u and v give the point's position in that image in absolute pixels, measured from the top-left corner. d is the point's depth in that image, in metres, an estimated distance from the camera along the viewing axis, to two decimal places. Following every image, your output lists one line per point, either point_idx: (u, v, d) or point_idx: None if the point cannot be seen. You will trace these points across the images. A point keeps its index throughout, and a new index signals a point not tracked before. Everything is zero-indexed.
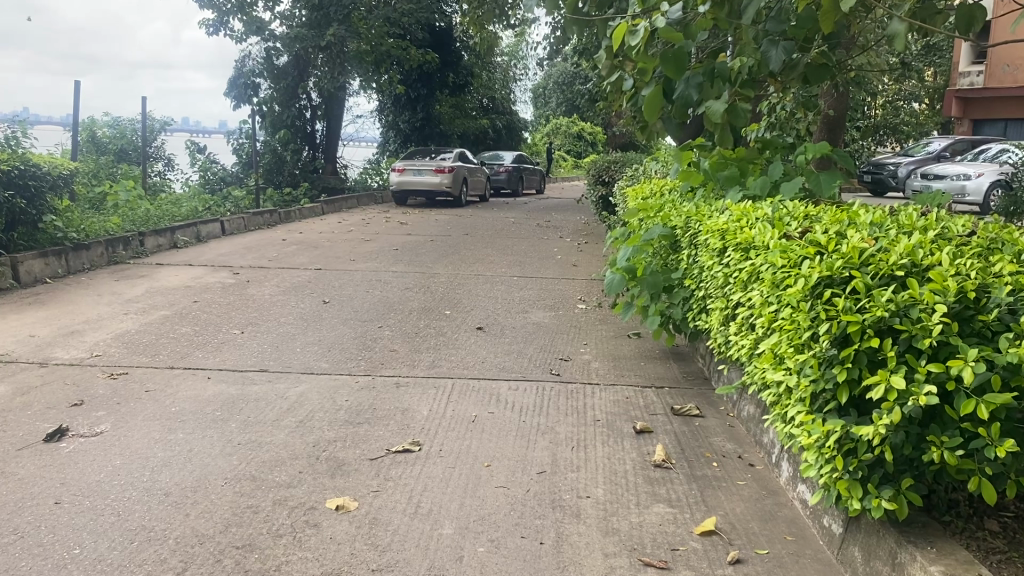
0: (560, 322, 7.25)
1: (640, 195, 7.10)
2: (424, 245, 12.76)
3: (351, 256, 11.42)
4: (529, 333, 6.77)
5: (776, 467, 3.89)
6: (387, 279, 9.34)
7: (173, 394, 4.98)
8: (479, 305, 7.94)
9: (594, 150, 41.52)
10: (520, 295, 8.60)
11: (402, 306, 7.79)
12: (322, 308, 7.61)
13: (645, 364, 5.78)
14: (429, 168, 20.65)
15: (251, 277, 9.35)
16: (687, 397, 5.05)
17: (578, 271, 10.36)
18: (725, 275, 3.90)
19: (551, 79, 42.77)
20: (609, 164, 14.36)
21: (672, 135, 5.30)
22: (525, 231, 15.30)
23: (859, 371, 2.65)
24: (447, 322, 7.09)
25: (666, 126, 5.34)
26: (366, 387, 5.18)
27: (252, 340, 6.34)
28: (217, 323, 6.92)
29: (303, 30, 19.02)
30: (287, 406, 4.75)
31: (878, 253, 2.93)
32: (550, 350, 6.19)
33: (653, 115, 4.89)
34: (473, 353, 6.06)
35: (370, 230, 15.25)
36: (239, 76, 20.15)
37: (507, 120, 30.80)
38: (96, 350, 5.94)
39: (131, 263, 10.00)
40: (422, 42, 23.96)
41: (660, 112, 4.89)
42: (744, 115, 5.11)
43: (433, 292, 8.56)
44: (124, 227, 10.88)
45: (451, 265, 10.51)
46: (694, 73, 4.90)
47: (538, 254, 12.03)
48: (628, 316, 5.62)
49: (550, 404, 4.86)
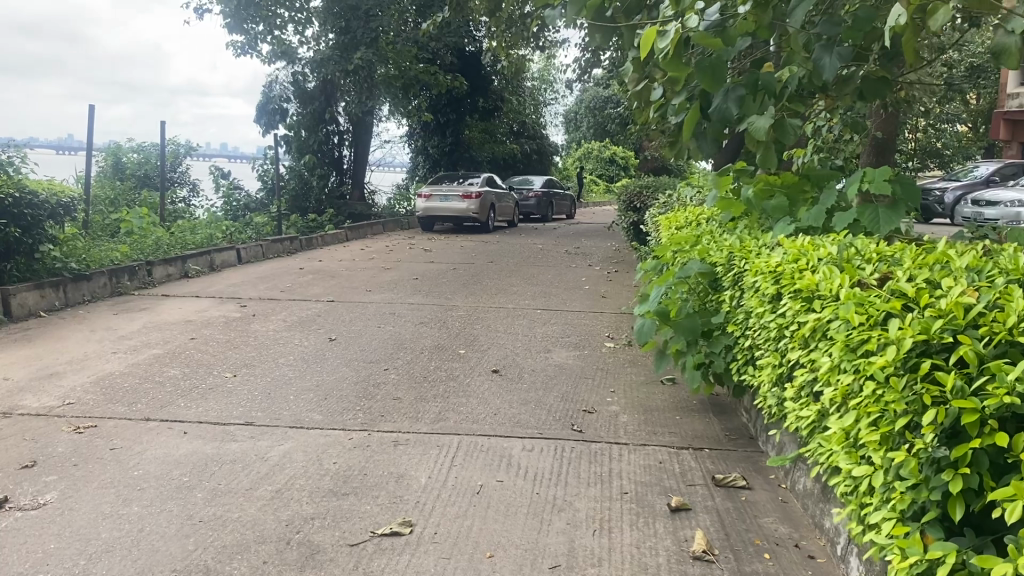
0: (585, 364, 6.57)
1: (673, 225, 6.44)
2: (446, 274, 12.18)
3: (367, 285, 10.85)
4: (549, 377, 6.10)
5: (842, 563, 3.18)
6: (402, 312, 8.73)
7: (139, 453, 4.37)
8: (496, 343, 7.29)
9: (626, 174, 40.85)
10: (543, 331, 7.93)
11: (415, 344, 7.16)
12: (327, 346, 7.01)
13: (679, 420, 5.10)
14: (455, 194, 20.14)
15: (258, 310, 8.80)
16: (729, 463, 4.37)
17: (607, 304, 9.68)
18: (780, 326, 3.22)
19: (582, 104, 42.27)
20: (641, 189, 13.70)
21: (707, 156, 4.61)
22: (553, 258, 14.66)
23: (979, 477, 1.97)
24: (461, 363, 6.44)
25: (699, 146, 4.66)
26: (359, 446, 4.53)
27: (242, 385, 5.73)
28: (210, 364, 6.35)
29: (328, 53, 18.59)
30: (265, 471, 4.12)
31: (990, 311, 2.25)
32: (571, 399, 5.51)
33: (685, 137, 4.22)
34: (486, 402, 5.39)
35: (393, 257, 14.72)
36: (268, 101, 19.87)
37: (537, 145, 30.26)
38: (69, 397, 5.38)
39: (135, 294, 9.53)
40: (451, 66, 23.57)
41: (694, 132, 4.20)
42: (792, 131, 4.40)
43: (449, 328, 7.92)
44: (132, 256, 10.45)
45: (471, 297, 9.88)
46: (735, 85, 4.22)
47: (565, 284, 11.36)
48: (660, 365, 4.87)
49: (571, 469, 4.19)
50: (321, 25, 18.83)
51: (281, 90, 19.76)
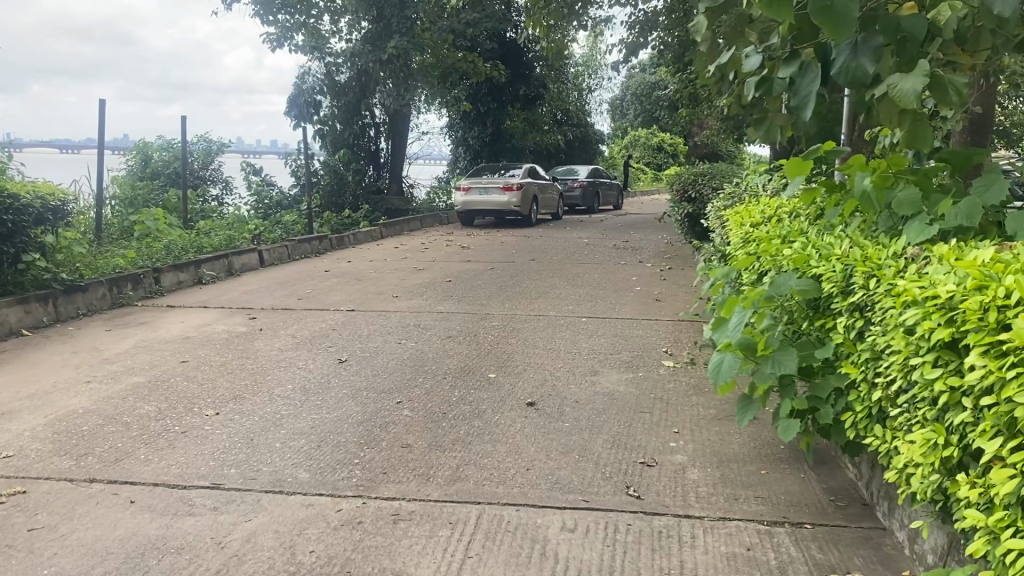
0: (640, 392, 5.43)
1: (746, 223, 5.33)
2: (482, 275, 11.13)
3: (394, 290, 9.84)
4: (596, 411, 4.98)
5: None
6: (428, 324, 7.67)
7: (62, 537, 3.36)
8: (534, 364, 6.17)
9: (675, 162, 39.57)
10: (589, 346, 6.79)
11: (439, 365, 6.10)
12: (337, 370, 5.98)
13: (766, 477, 3.95)
14: (495, 186, 19.05)
15: (268, 323, 7.82)
16: (844, 550, 3.21)
17: (662, 309, 8.51)
18: (955, 379, 2.18)
19: (629, 91, 41.04)
20: (696, 176, 12.45)
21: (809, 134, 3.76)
22: (599, 254, 13.52)
23: None
24: (490, 392, 5.35)
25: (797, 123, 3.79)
26: (347, 524, 3.47)
27: (223, 428, 4.71)
28: (193, 397, 5.36)
29: (361, 45, 17.67)
30: (216, 570, 3.09)
31: None
32: (624, 445, 4.39)
33: (802, 120, 3.16)
34: (517, 452, 4.29)
35: (427, 256, 13.73)
36: (298, 94, 18.52)
37: (581, 133, 29.02)
38: (10, 447, 4.42)
39: (137, 306, 8.65)
40: (491, 53, 22.51)
41: (812, 109, 3.15)
42: (953, 90, 3.14)
43: (480, 344, 6.85)
44: (138, 262, 9.58)
45: (508, 303, 8.80)
46: (866, 35, 3.04)
47: (614, 285, 10.21)
48: (747, 417, 3.60)
49: (629, 565, 3.09)
50: (354, 14, 17.84)
51: (313, 82, 18.50)
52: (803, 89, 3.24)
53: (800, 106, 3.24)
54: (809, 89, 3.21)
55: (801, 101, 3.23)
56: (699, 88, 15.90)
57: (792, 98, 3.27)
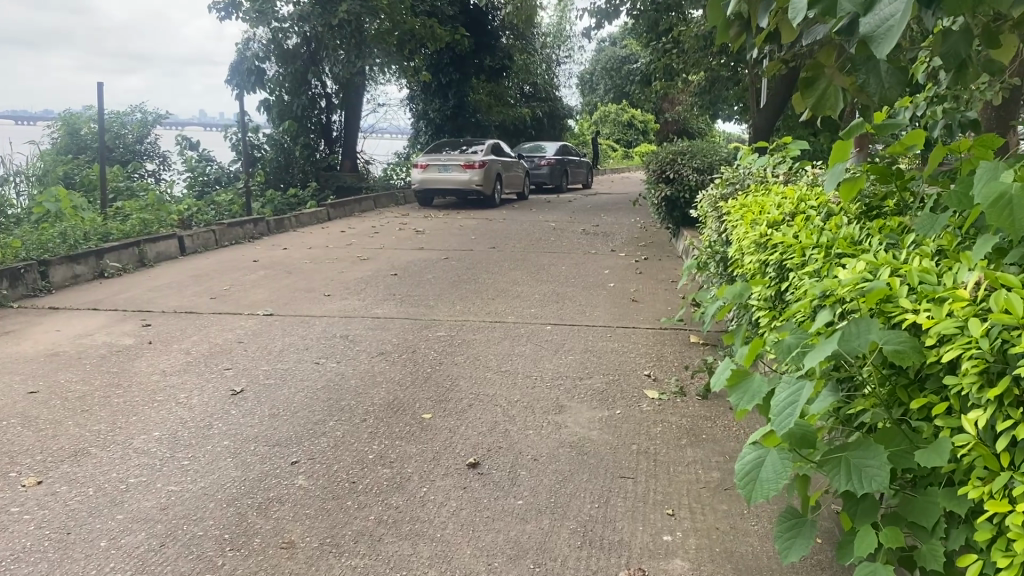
0: (619, 442, 4.13)
1: (761, 222, 4.09)
2: (433, 267, 9.77)
3: (329, 285, 8.46)
4: (561, 477, 3.67)
5: None
6: (359, 335, 6.30)
7: None
8: (483, 395, 4.86)
9: (645, 139, 38.38)
10: (553, 367, 5.49)
11: (360, 399, 4.74)
12: (225, 408, 4.60)
13: None
14: (456, 163, 17.62)
15: (164, 332, 6.40)
16: None
17: (640, 312, 7.23)
18: None
19: (599, 65, 39.89)
20: (674, 155, 11.17)
21: (887, 94, 2.62)
22: (566, 240, 12.24)
23: None
24: (421, 445, 4.03)
25: (867, 81, 2.66)
26: None
27: (33, 513, 3.33)
28: (20, 452, 3.97)
29: (308, 6, 16.16)
30: None
31: None
32: (598, 544, 3.08)
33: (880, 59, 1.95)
34: (448, 558, 2.97)
35: (376, 241, 12.32)
36: (240, 62, 16.74)
37: (549, 108, 27.60)
38: None
39: (12, 309, 7.21)
40: (453, 20, 20.95)
41: (897, 43, 1.93)
42: None
43: (418, 364, 5.51)
44: (21, 253, 8.10)
45: (459, 305, 7.46)
46: None
47: (583, 279, 8.93)
48: (793, 550, 2.31)
49: None
50: None
51: (258, 48, 16.69)
52: (884, 9, 2.01)
53: (876, 37, 2.02)
54: (892, 5, 1.99)
55: (878, 30, 2.02)
56: (674, 59, 14.60)
57: (864, 24, 2.05)
